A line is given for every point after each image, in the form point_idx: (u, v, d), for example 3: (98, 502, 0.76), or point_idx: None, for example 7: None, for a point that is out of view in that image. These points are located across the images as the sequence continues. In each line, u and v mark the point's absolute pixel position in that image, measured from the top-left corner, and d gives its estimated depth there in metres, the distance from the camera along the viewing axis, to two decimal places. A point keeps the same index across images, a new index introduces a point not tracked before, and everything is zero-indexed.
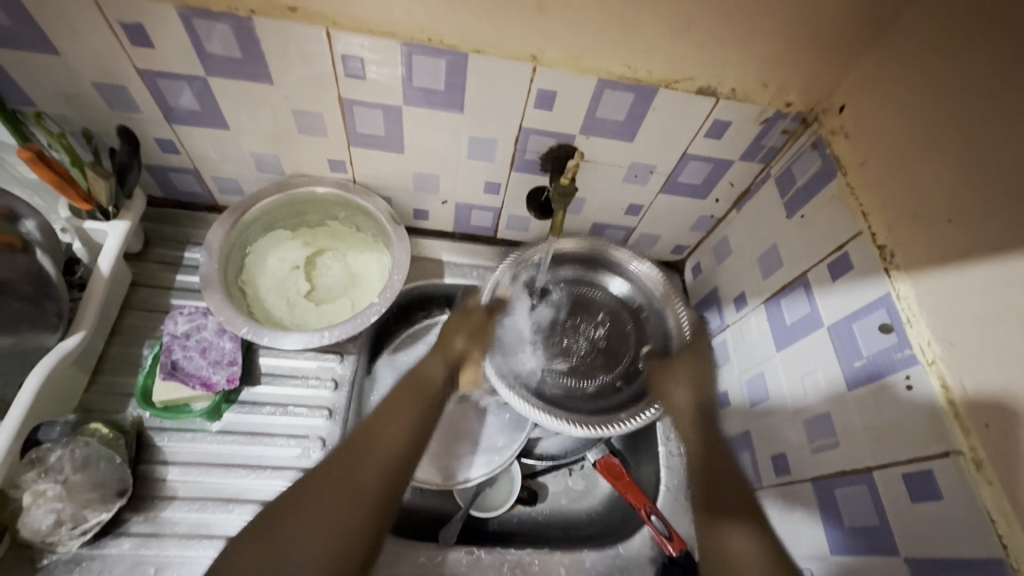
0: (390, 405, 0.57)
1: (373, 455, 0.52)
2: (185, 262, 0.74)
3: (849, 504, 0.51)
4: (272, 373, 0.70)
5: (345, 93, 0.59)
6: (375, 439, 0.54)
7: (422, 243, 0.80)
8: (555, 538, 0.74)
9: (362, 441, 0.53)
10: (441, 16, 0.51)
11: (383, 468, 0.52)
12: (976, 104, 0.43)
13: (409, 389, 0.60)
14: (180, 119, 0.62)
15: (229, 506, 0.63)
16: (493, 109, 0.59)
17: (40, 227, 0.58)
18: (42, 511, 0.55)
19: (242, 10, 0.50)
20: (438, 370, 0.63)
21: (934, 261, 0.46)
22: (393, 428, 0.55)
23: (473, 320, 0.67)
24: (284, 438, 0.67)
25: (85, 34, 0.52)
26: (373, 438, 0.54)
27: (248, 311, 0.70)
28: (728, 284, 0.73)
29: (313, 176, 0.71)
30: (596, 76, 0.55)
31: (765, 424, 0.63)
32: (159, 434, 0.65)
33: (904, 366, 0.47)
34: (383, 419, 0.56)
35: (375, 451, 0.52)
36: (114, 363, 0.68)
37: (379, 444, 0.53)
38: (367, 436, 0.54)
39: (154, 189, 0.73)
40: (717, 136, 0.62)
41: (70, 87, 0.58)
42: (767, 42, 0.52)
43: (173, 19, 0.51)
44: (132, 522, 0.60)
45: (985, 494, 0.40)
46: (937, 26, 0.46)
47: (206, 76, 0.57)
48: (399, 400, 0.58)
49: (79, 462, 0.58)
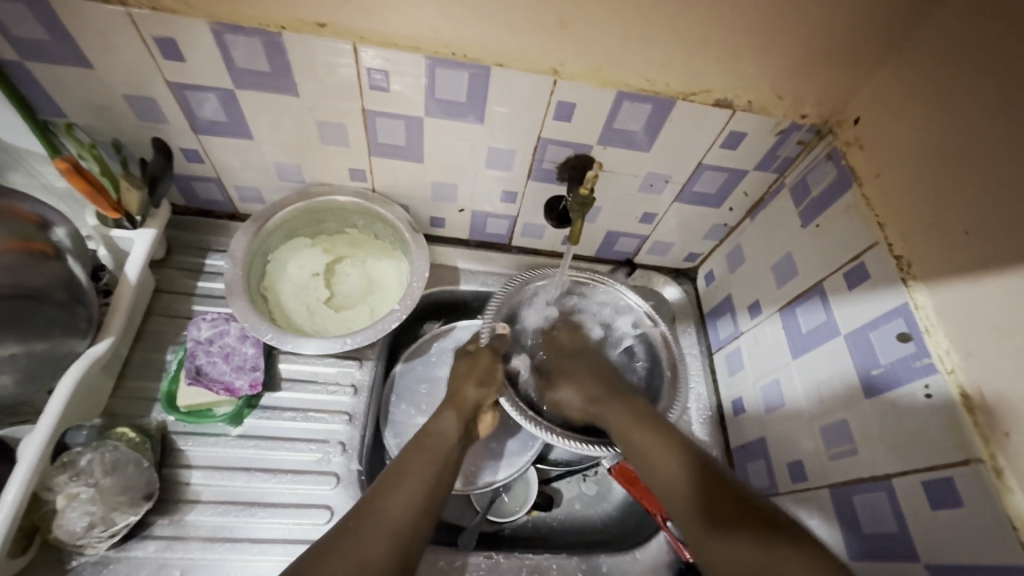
0: (419, 444, 0.58)
1: (383, 521, 0.50)
2: (207, 268, 0.76)
3: (868, 510, 0.52)
4: (292, 378, 0.71)
5: (368, 105, 0.60)
6: (383, 506, 0.51)
7: (439, 251, 0.81)
8: (571, 543, 0.75)
9: (370, 508, 0.51)
10: (465, 31, 0.52)
11: (391, 535, 0.49)
12: (993, 117, 0.44)
13: (422, 452, 0.57)
14: (206, 129, 0.64)
15: (252, 510, 0.63)
16: (512, 121, 0.61)
17: (70, 234, 0.58)
18: (76, 514, 0.56)
19: (272, 26, 0.52)
20: (450, 425, 0.61)
21: (952, 271, 0.46)
22: (404, 494, 0.52)
23: (482, 363, 0.67)
24: (305, 443, 0.68)
25: (120, 49, 0.54)
26: (381, 503, 0.51)
27: (270, 318, 0.71)
28: (742, 292, 0.74)
29: (333, 185, 0.72)
30: (615, 89, 0.56)
31: (782, 431, 0.64)
32: (182, 438, 0.66)
33: (921, 376, 0.48)
34: (394, 483, 0.53)
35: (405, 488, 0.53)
36: (138, 368, 0.69)
37: (387, 510, 0.51)
38: (376, 504, 0.51)
39: (177, 197, 0.75)
40: (733, 146, 0.63)
41: (102, 99, 0.60)
42: (782, 57, 0.54)
43: (205, 34, 0.52)
44: (157, 525, 0.62)
45: (1006, 501, 0.41)
46: (953, 42, 0.47)
47: (234, 89, 0.58)
48: (412, 464, 0.56)
49: (108, 466, 0.59)
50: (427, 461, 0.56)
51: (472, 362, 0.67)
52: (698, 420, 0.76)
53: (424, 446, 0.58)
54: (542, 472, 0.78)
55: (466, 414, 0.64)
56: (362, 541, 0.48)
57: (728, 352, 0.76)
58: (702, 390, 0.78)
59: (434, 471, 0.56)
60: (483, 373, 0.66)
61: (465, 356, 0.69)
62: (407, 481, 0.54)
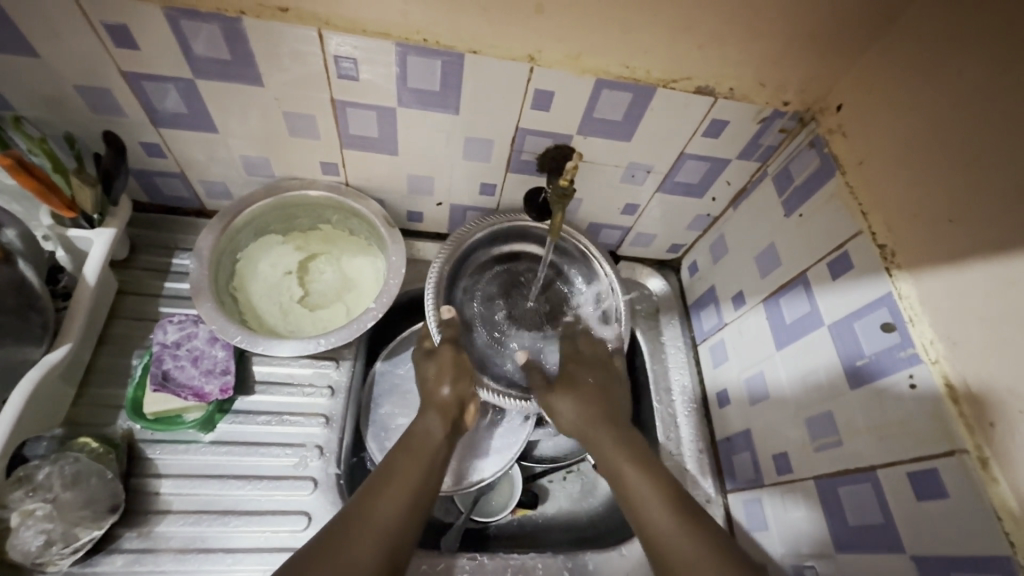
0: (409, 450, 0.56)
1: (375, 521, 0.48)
2: (174, 268, 0.72)
3: (853, 502, 0.52)
4: (266, 381, 0.68)
5: (338, 94, 0.57)
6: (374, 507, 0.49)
7: (417, 245, 0.79)
8: (557, 540, 0.74)
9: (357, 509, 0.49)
10: (437, 16, 0.50)
11: (379, 536, 0.47)
12: (982, 103, 0.43)
13: (408, 453, 0.56)
14: (166, 122, 0.60)
15: (225, 518, 0.61)
16: (489, 110, 0.58)
17: (21, 235, 0.55)
18: (31, 533, 0.53)
19: (231, 10, 0.49)
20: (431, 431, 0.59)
21: (936, 261, 0.46)
22: (393, 494, 0.51)
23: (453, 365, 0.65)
24: (281, 448, 0.65)
25: (67, 36, 0.51)
26: (372, 506, 0.49)
27: (241, 319, 0.69)
28: (725, 284, 0.73)
29: (305, 179, 0.69)
30: (594, 76, 0.55)
31: (766, 422, 0.63)
32: (151, 446, 0.63)
33: (907, 366, 0.47)
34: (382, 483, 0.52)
35: (396, 485, 0.52)
36: (102, 374, 0.66)
37: (376, 513, 0.49)
38: (368, 500, 0.50)
39: (140, 194, 0.71)
40: (715, 135, 0.62)
41: (52, 91, 0.56)
42: (763, 43, 0.52)
43: (159, 19, 0.49)
44: (125, 538, 0.59)
45: (990, 493, 0.41)
46: (937, 26, 0.46)
47: (193, 78, 0.55)
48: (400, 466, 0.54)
49: (69, 479, 0.56)
50: (417, 459, 0.56)
51: (438, 362, 0.63)
52: (683, 413, 0.75)
53: (413, 447, 0.57)
54: (528, 469, 0.77)
55: (452, 413, 0.61)
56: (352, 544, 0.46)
57: (712, 343, 0.75)
58: (687, 382, 0.77)
59: (421, 473, 0.54)
60: (455, 371, 0.62)
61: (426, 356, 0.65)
62: (396, 478, 0.53)
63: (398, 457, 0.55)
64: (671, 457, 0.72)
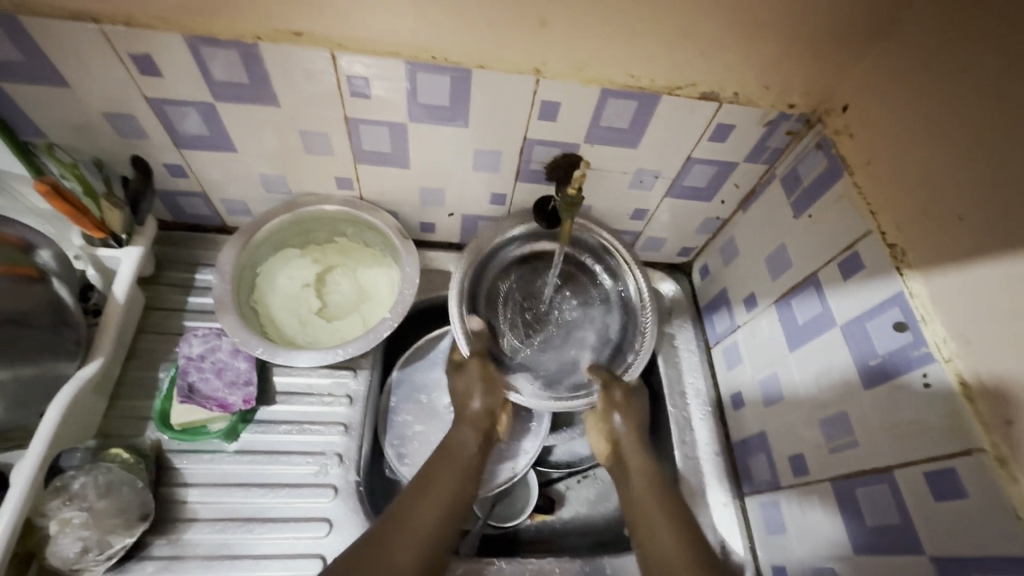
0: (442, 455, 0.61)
1: (413, 529, 0.54)
2: (197, 283, 0.75)
3: (871, 503, 0.51)
4: (287, 391, 0.70)
5: (351, 112, 0.59)
6: (412, 516, 0.55)
7: (430, 255, 0.80)
8: (575, 546, 0.74)
9: (400, 518, 0.55)
10: (445, 34, 0.51)
11: (421, 540, 0.54)
12: (986, 101, 0.43)
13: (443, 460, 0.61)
14: (189, 144, 0.63)
15: (250, 525, 0.63)
16: (496, 123, 0.60)
17: (56, 255, 0.58)
18: (68, 539, 0.56)
19: (248, 37, 0.51)
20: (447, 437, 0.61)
21: (946, 259, 0.46)
22: (428, 505, 0.56)
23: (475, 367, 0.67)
24: (302, 456, 0.67)
25: (95, 66, 0.53)
26: (411, 515, 0.55)
27: (261, 331, 0.71)
28: (737, 287, 0.73)
29: (320, 195, 0.72)
30: (599, 86, 0.56)
31: (782, 424, 0.63)
32: (177, 456, 0.65)
33: (920, 365, 0.47)
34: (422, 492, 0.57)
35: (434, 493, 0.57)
36: (130, 387, 0.69)
37: (416, 522, 0.55)
38: (411, 507, 0.56)
39: (164, 213, 0.74)
40: (721, 139, 0.62)
41: (82, 118, 0.59)
42: (765, 47, 0.53)
43: (181, 47, 0.52)
44: (155, 546, 0.61)
45: (1009, 491, 0.40)
46: (940, 26, 0.47)
47: (214, 102, 0.57)
48: (437, 473, 0.59)
49: (103, 488, 0.59)
50: (452, 468, 0.60)
51: (466, 378, 0.65)
52: (699, 416, 0.75)
53: (449, 456, 0.61)
54: (544, 474, 0.78)
55: (484, 426, 0.64)
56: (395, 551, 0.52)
57: (726, 346, 0.75)
58: (701, 384, 0.77)
59: (456, 482, 0.59)
60: (485, 385, 0.65)
61: (456, 369, 0.67)
62: (435, 484, 0.58)
63: (437, 464, 0.60)
64: (688, 461, 0.72)
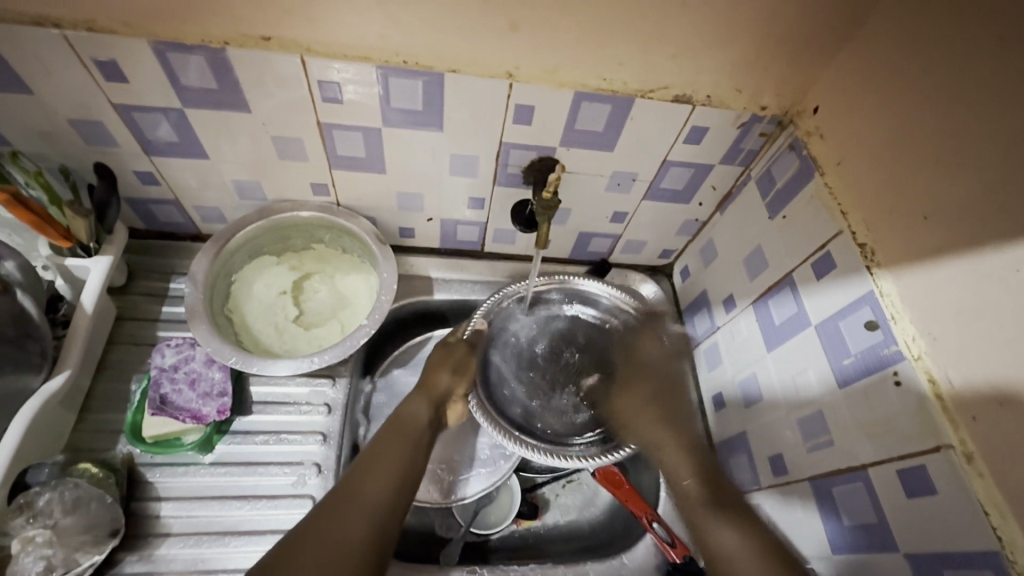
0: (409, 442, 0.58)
1: (365, 495, 0.50)
2: (171, 292, 0.74)
3: (847, 501, 0.52)
4: (263, 401, 0.69)
5: (324, 117, 0.59)
6: (363, 480, 0.51)
7: (410, 261, 0.80)
8: (560, 551, 0.74)
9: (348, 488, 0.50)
10: (415, 38, 0.51)
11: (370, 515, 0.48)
12: (949, 100, 0.44)
13: (394, 431, 0.58)
14: (159, 151, 0.62)
15: (225, 540, 0.62)
16: (471, 128, 0.60)
17: (20, 266, 0.57)
18: (31, 559, 0.54)
19: (215, 41, 0.50)
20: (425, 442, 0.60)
21: (915, 258, 0.46)
22: (380, 477, 0.52)
23: (455, 358, 0.69)
24: (278, 467, 0.66)
25: (59, 72, 0.52)
26: (361, 482, 0.51)
27: (237, 340, 0.70)
28: (716, 288, 0.74)
29: (296, 201, 0.71)
30: (573, 90, 0.56)
31: (761, 425, 0.63)
32: (150, 469, 0.64)
33: (891, 363, 0.47)
34: (371, 458, 0.54)
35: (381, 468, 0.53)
36: (101, 400, 0.67)
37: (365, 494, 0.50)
38: (359, 480, 0.51)
39: (137, 221, 0.73)
40: (696, 142, 0.63)
41: (47, 126, 0.58)
42: (735, 50, 0.53)
43: (147, 52, 0.51)
44: (126, 562, 0.60)
45: (978, 487, 0.41)
46: (902, 27, 0.47)
47: (183, 108, 0.57)
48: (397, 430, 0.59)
49: (69, 504, 0.57)
50: (402, 440, 0.57)
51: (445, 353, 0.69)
52: None
53: (398, 429, 0.59)
54: (528, 479, 0.77)
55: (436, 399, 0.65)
56: (347, 519, 0.47)
57: (706, 347, 0.75)
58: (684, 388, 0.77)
59: (406, 456, 0.56)
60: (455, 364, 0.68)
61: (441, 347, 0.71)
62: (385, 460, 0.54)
63: (385, 436, 0.57)
64: None
